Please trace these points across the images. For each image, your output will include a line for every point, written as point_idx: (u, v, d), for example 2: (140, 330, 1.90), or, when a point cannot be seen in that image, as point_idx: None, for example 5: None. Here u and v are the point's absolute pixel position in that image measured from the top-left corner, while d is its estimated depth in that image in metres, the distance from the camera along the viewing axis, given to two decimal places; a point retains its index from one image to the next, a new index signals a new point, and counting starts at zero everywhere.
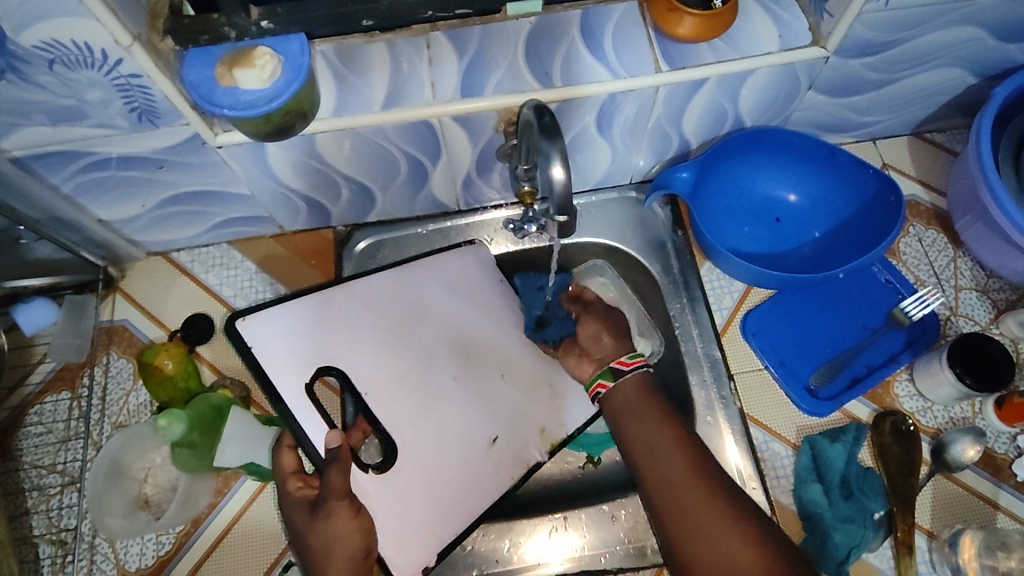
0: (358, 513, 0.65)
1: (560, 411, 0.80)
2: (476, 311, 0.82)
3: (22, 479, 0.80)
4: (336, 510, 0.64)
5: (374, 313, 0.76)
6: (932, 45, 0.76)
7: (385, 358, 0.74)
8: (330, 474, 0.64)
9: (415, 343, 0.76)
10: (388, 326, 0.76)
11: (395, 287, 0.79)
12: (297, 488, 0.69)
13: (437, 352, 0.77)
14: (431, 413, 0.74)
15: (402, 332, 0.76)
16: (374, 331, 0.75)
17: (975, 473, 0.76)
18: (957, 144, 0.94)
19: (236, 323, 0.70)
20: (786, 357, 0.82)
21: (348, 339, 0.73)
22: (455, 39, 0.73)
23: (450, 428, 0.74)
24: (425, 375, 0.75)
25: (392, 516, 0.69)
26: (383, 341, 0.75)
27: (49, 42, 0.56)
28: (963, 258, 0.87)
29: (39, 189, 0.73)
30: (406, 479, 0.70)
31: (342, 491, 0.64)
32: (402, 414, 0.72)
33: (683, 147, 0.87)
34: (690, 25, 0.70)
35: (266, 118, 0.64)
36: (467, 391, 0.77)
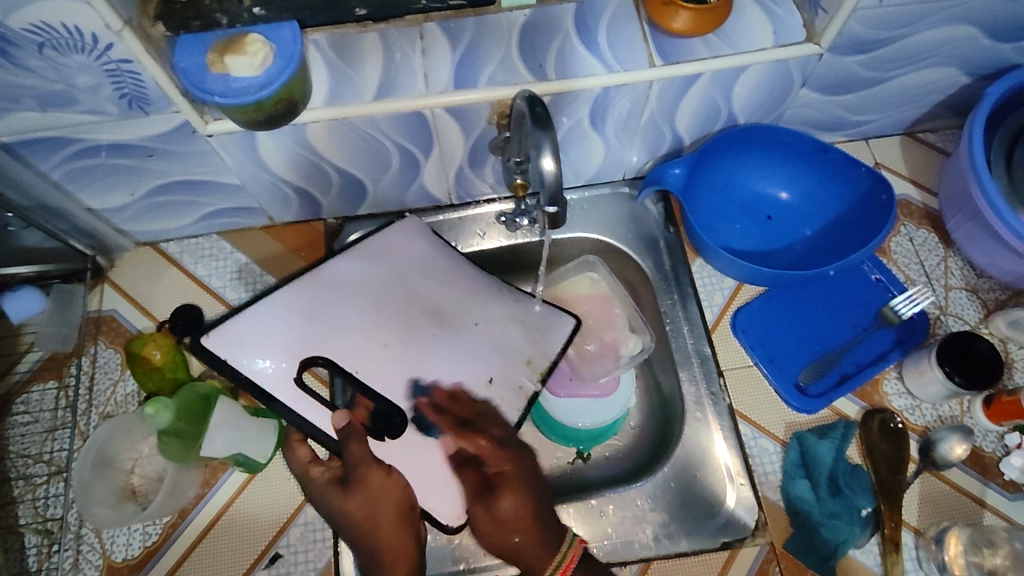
0: (389, 473, 0.70)
1: (542, 342, 0.78)
2: (453, 262, 0.81)
3: (8, 468, 0.79)
4: (367, 471, 0.69)
5: (345, 291, 0.76)
6: (926, 44, 0.76)
7: (363, 332, 0.74)
8: (347, 447, 0.70)
9: (387, 312, 0.76)
10: (360, 305, 0.75)
11: (368, 265, 0.78)
12: (321, 474, 0.73)
13: (412, 315, 0.76)
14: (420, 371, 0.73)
15: (371, 303, 0.76)
16: (345, 311, 0.75)
17: (962, 472, 0.77)
18: (949, 144, 0.94)
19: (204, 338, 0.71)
20: (775, 354, 0.82)
21: (316, 327, 0.74)
22: (448, 31, 0.73)
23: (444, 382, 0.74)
24: (404, 341, 0.74)
25: (420, 472, 0.70)
26: (357, 318, 0.75)
27: (39, 25, 0.55)
28: (953, 258, 0.87)
29: (28, 176, 0.72)
30: (419, 436, 0.71)
31: (365, 458, 0.69)
32: (389, 376, 0.73)
33: (676, 143, 0.87)
34: (685, 19, 0.70)
35: (257, 106, 0.63)
36: (450, 345, 0.75)
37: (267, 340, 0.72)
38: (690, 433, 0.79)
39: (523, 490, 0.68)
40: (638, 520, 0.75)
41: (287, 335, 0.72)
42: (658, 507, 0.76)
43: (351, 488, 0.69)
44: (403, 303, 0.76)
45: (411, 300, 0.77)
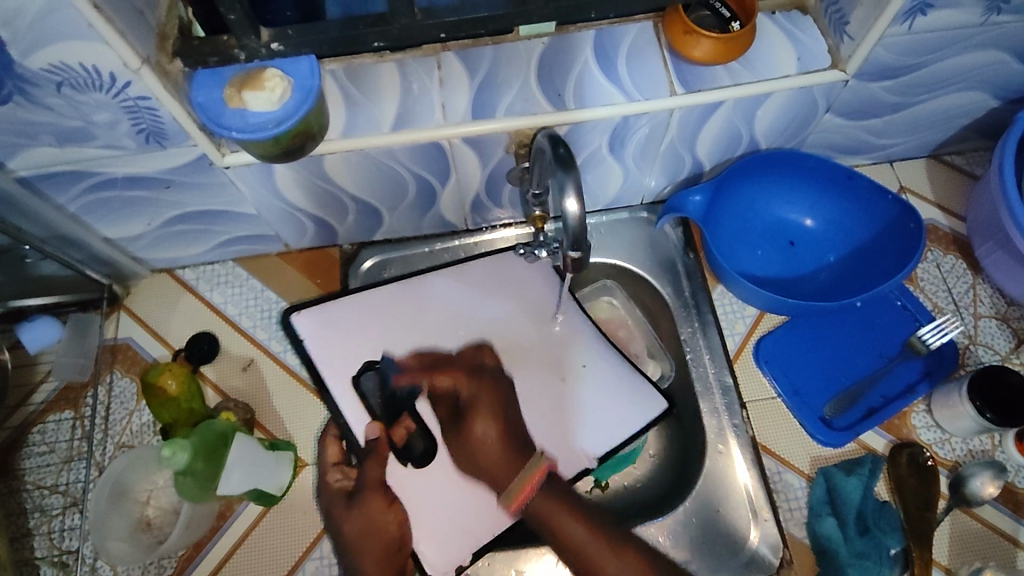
0: (391, 503, 0.72)
1: (621, 417, 0.77)
2: (527, 307, 0.82)
3: (24, 499, 0.79)
4: (370, 500, 0.73)
5: (426, 309, 0.80)
6: (954, 69, 0.75)
7: (438, 362, 0.78)
8: (366, 464, 0.74)
9: (467, 344, 0.79)
10: (448, 333, 0.79)
11: (443, 288, 0.81)
12: (335, 480, 0.76)
13: (484, 361, 0.78)
14: (480, 418, 0.75)
15: (459, 336, 0.79)
16: (433, 337, 0.79)
17: (996, 509, 0.74)
18: (976, 167, 0.92)
19: (289, 314, 0.78)
20: (800, 386, 0.80)
21: (400, 336, 0.79)
22: (466, 60, 0.72)
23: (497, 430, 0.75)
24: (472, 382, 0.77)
25: (438, 511, 0.72)
26: (439, 347, 0.79)
27: (57, 65, 0.55)
28: (982, 285, 0.85)
29: (45, 208, 0.72)
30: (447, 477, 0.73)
31: (376, 483, 0.73)
32: (450, 411, 0.76)
33: (695, 169, 0.85)
34: (706, 48, 0.68)
35: (275, 140, 0.62)
36: (520, 390, 0.77)
37: (350, 334, 0.78)
38: (712, 466, 0.77)
39: (496, 417, 0.76)
40: None
41: (368, 337, 0.78)
42: (679, 544, 0.74)
43: (354, 505, 0.74)
44: (487, 340, 0.80)
45: (493, 346, 0.79)
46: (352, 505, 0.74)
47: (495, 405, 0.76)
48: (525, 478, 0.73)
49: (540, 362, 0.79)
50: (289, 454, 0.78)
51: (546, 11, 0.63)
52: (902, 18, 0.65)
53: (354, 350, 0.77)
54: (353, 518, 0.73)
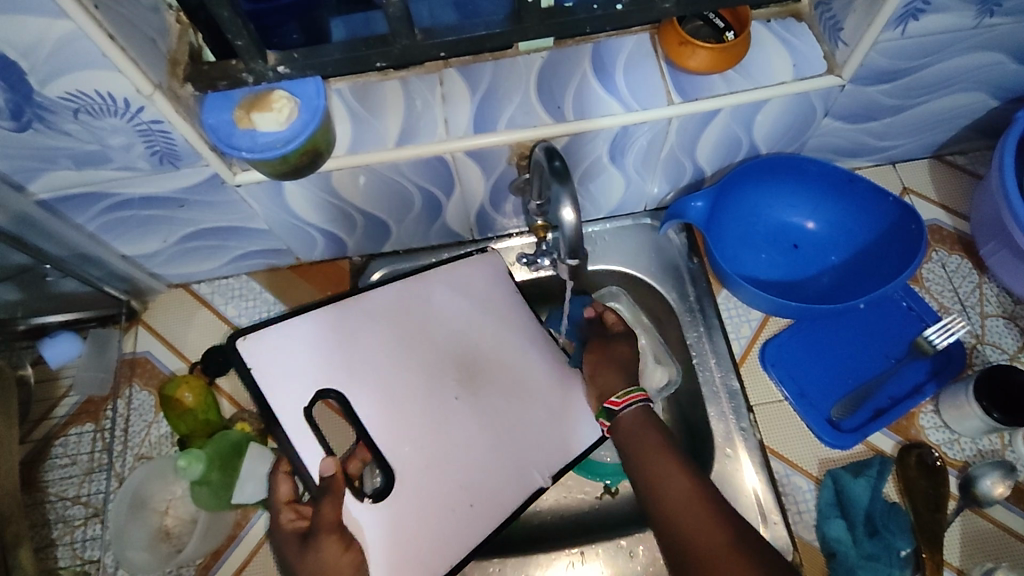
0: (348, 546, 0.64)
1: (575, 429, 0.76)
2: (486, 319, 0.79)
3: (48, 510, 0.81)
4: (325, 542, 0.63)
5: (379, 323, 0.74)
6: (952, 71, 0.75)
7: (393, 377, 0.72)
8: (322, 504, 0.64)
9: (422, 355, 0.75)
10: (400, 343, 0.74)
11: (396, 297, 0.76)
12: (289, 520, 0.67)
13: (440, 372, 0.74)
14: (432, 436, 0.71)
15: (413, 344, 0.75)
16: (386, 347, 0.73)
17: (1007, 509, 0.74)
18: (980, 166, 0.92)
19: (237, 340, 0.69)
20: (807, 389, 0.81)
21: (345, 355, 0.72)
22: (467, 75, 0.74)
23: (453, 451, 0.71)
24: (427, 398, 0.73)
25: (391, 534, 0.67)
26: (397, 359, 0.73)
27: (74, 93, 0.58)
28: (988, 284, 0.85)
29: (65, 229, 0.75)
30: (405, 500, 0.68)
31: (332, 524, 0.64)
32: (408, 430, 0.71)
33: (697, 175, 0.86)
34: (701, 58, 0.70)
35: (283, 159, 0.65)
36: (481, 410, 0.74)
37: (302, 350, 0.70)
38: (720, 470, 0.78)
39: (625, 359, 0.72)
40: None
41: (316, 352, 0.71)
42: None
43: (308, 546, 0.64)
44: (442, 350, 0.76)
45: (445, 356, 0.76)
46: (305, 546, 0.64)
47: (618, 352, 0.73)
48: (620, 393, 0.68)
49: (496, 372, 0.77)
50: None
51: (542, 27, 0.65)
52: (894, 23, 0.66)
53: (305, 369, 0.70)
54: (306, 561, 0.64)
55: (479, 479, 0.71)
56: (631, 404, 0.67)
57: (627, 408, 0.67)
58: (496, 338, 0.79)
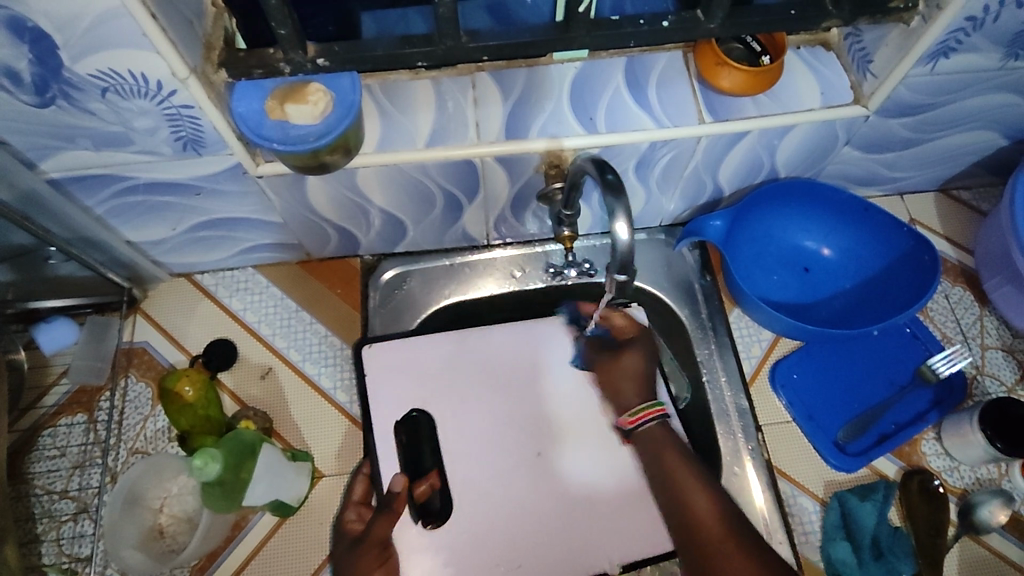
0: (385, 562, 0.71)
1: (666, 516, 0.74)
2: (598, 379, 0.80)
3: (34, 504, 0.78)
4: (367, 553, 0.71)
5: (482, 365, 0.81)
6: (969, 110, 0.77)
7: (482, 424, 0.78)
8: (377, 520, 0.72)
9: (521, 404, 0.79)
10: (500, 389, 0.80)
11: (500, 341, 0.82)
12: (350, 519, 0.75)
13: (534, 426, 0.78)
14: (507, 487, 0.75)
15: (515, 390, 0.80)
16: (490, 396, 0.79)
17: (1003, 537, 0.76)
18: (982, 202, 0.95)
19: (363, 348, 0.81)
20: (814, 411, 0.82)
21: (445, 389, 0.79)
22: (500, 80, 0.73)
23: (517, 506, 0.75)
24: (514, 449, 0.77)
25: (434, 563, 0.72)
26: (493, 403, 0.79)
27: (105, 71, 0.55)
28: (989, 317, 0.87)
29: (72, 210, 0.72)
30: (457, 533, 0.73)
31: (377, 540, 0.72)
32: (486, 476, 0.76)
33: (716, 194, 0.87)
34: (735, 78, 0.70)
35: (314, 153, 0.63)
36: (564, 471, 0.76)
37: (407, 376, 0.80)
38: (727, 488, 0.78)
39: (642, 364, 0.76)
40: None
41: (423, 384, 0.79)
42: None
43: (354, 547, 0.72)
44: (542, 403, 0.79)
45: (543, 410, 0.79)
46: (353, 544, 0.73)
47: (642, 346, 0.77)
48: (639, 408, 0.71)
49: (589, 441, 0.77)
50: (308, 466, 0.79)
51: (586, 39, 0.65)
52: (925, 59, 0.67)
53: (406, 389, 0.79)
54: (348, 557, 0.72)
55: (532, 544, 0.73)
56: (647, 421, 0.70)
57: (644, 424, 0.71)
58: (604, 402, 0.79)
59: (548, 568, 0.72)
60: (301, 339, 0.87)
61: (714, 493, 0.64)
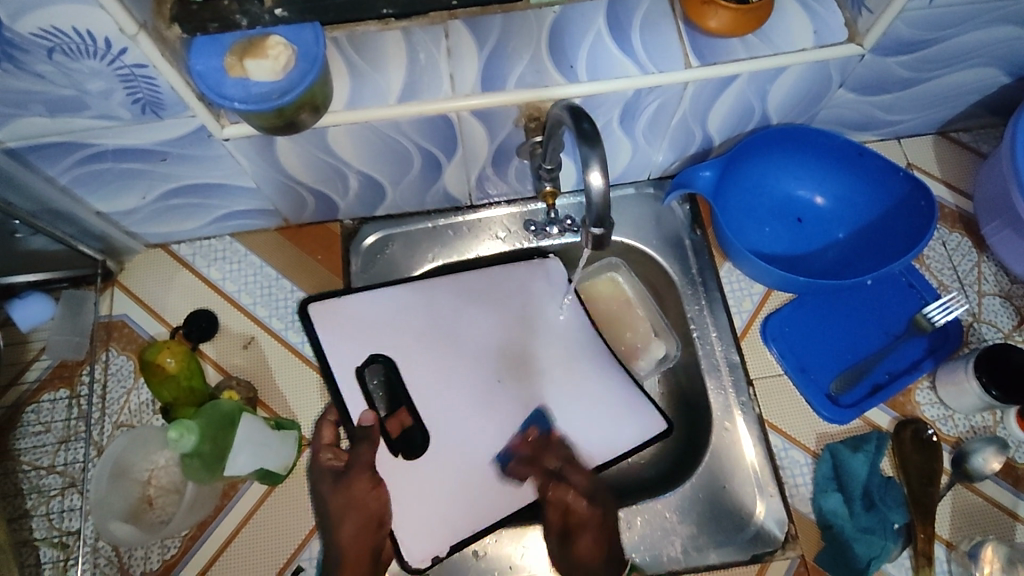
0: (377, 485, 0.72)
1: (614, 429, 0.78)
2: (533, 311, 0.83)
3: (21, 480, 0.77)
4: (358, 479, 0.72)
5: (428, 307, 0.81)
6: (970, 45, 0.73)
7: (438, 363, 0.79)
8: (360, 448, 0.74)
9: (469, 343, 0.80)
10: (450, 332, 0.81)
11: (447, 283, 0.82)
12: (327, 459, 0.75)
13: (487, 363, 0.80)
14: (478, 417, 0.78)
15: (469, 331, 0.81)
16: (444, 334, 0.81)
17: (996, 484, 0.76)
18: (982, 144, 0.91)
19: (310, 305, 0.80)
20: (807, 363, 0.81)
21: (396, 335, 0.80)
22: (474, 28, 0.69)
23: (483, 432, 0.77)
24: (472, 386, 0.79)
25: (424, 508, 0.74)
26: (445, 344, 0.80)
27: (48, 30, 0.52)
28: (987, 263, 0.85)
29: (35, 181, 0.69)
30: (438, 475, 0.75)
31: (365, 465, 0.73)
32: (447, 410, 0.77)
33: (705, 144, 0.84)
34: (723, 19, 0.66)
35: (279, 112, 0.60)
36: (520, 398, 0.79)
37: (358, 333, 0.79)
38: (718, 443, 0.78)
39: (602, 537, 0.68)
40: (666, 533, 0.75)
41: (379, 336, 0.79)
42: (687, 519, 0.75)
43: (337, 484, 0.73)
44: (489, 339, 0.81)
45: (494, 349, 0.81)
46: (336, 483, 0.73)
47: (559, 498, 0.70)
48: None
49: (542, 371, 0.80)
50: (294, 433, 0.77)
51: None
52: None
53: (357, 342, 0.79)
54: (337, 494, 0.72)
55: (505, 462, 0.76)
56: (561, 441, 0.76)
57: None
58: (546, 332, 0.82)
59: (521, 482, 0.75)
60: (283, 306, 0.86)
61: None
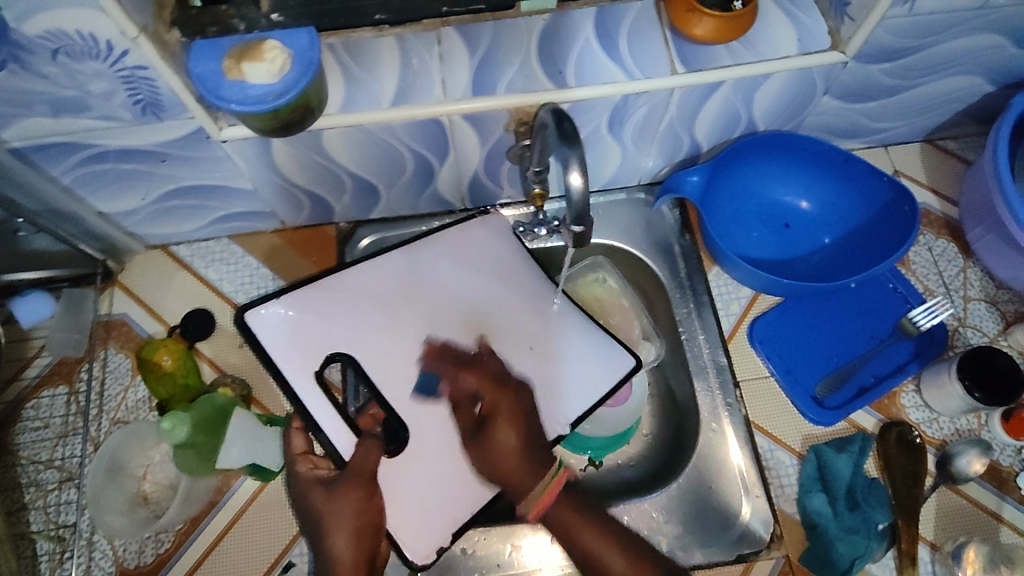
0: (372, 496, 0.64)
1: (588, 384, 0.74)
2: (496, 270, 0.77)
3: (19, 474, 0.79)
4: (349, 487, 0.63)
5: (377, 280, 0.72)
6: (952, 53, 0.75)
7: (396, 339, 0.69)
8: (361, 447, 0.64)
9: (429, 316, 0.71)
10: (410, 303, 0.71)
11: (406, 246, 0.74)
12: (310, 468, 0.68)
13: (454, 333, 0.72)
14: (452, 393, 0.70)
15: (428, 301, 0.72)
16: (396, 309, 0.70)
17: (980, 486, 0.76)
18: (968, 152, 0.93)
19: (245, 315, 0.67)
20: (792, 366, 0.82)
21: (347, 317, 0.69)
22: (466, 36, 0.72)
23: (463, 408, 0.70)
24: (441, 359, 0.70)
25: (415, 508, 0.66)
26: (405, 317, 0.70)
27: (53, 31, 0.54)
28: (972, 268, 0.86)
29: (39, 181, 0.71)
30: (427, 466, 0.67)
31: (360, 471, 0.63)
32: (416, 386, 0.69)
33: (693, 150, 0.85)
34: (708, 26, 0.68)
35: (274, 113, 0.62)
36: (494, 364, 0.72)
37: (305, 329, 0.67)
38: (705, 443, 0.79)
39: (525, 425, 0.67)
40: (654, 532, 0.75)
41: (330, 326, 0.68)
42: (673, 519, 0.76)
43: (332, 493, 0.64)
44: (449, 309, 0.72)
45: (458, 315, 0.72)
46: (330, 492, 0.64)
47: (515, 411, 0.67)
48: (547, 482, 0.65)
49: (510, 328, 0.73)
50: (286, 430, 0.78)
51: None
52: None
53: (309, 338, 0.67)
54: (327, 505, 0.64)
55: None
56: (548, 507, 0.66)
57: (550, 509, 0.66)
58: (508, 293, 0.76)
59: (511, 455, 0.70)
60: None
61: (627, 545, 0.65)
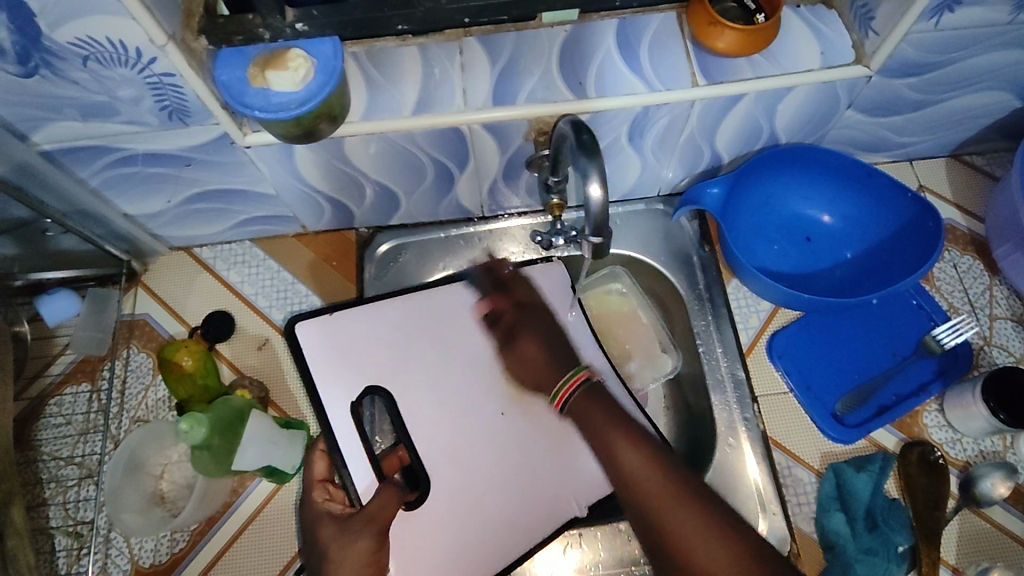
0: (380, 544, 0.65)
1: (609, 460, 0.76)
2: None
3: (41, 469, 0.80)
4: (363, 534, 0.65)
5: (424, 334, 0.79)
6: (980, 67, 0.74)
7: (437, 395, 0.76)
8: (381, 493, 0.67)
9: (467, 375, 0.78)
10: (451, 359, 0.78)
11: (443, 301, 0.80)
12: (322, 500, 0.71)
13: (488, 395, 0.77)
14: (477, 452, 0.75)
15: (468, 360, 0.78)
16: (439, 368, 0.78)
17: (1005, 511, 0.75)
18: (996, 168, 0.91)
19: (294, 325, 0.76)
20: (811, 381, 0.81)
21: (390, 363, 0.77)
22: (488, 44, 0.72)
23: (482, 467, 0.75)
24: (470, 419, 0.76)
25: (426, 554, 0.71)
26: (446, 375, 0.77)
27: (84, 39, 0.56)
28: (999, 286, 0.85)
29: (67, 182, 0.73)
30: (440, 516, 0.72)
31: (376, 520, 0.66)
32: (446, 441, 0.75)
33: (714, 162, 0.85)
34: (730, 39, 0.67)
35: (297, 120, 0.62)
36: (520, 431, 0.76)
37: (353, 359, 0.76)
38: (721, 458, 0.77)
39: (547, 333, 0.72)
40: None
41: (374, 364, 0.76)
42: None
43: (343, 531, 0.66)
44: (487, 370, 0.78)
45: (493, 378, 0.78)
46: (342, 529, 0.66)
47: (536, 327, 0.73)
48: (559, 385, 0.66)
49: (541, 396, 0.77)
50: (301, 432, 0.80)
51: None
52: (928, 14, 0.64)
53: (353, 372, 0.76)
54: (336, 543, 0.65)
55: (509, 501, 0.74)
56: (571, 393, 0.65)
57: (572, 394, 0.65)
58: None
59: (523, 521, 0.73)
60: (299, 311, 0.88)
61: (651, 450, 0.60)
